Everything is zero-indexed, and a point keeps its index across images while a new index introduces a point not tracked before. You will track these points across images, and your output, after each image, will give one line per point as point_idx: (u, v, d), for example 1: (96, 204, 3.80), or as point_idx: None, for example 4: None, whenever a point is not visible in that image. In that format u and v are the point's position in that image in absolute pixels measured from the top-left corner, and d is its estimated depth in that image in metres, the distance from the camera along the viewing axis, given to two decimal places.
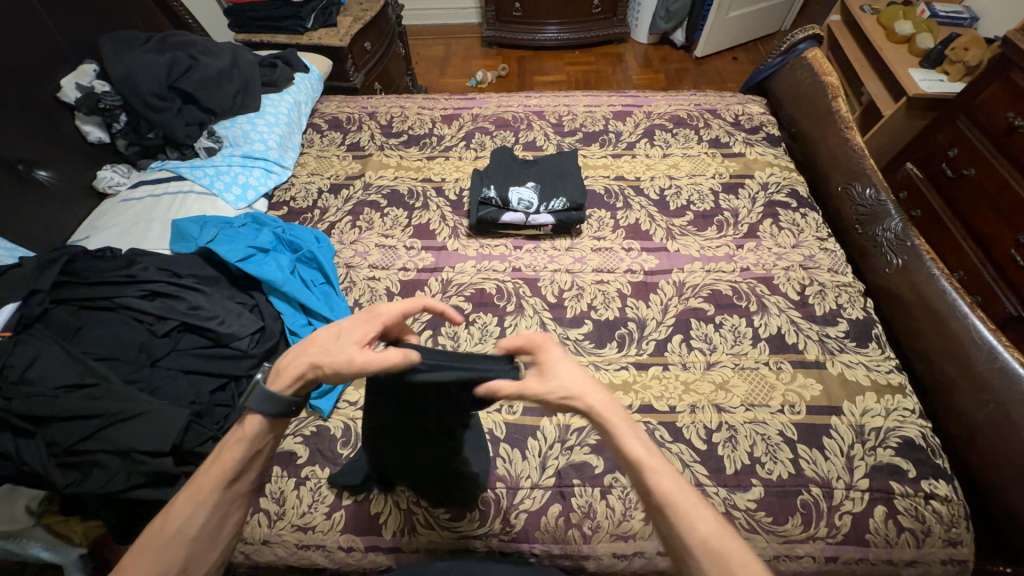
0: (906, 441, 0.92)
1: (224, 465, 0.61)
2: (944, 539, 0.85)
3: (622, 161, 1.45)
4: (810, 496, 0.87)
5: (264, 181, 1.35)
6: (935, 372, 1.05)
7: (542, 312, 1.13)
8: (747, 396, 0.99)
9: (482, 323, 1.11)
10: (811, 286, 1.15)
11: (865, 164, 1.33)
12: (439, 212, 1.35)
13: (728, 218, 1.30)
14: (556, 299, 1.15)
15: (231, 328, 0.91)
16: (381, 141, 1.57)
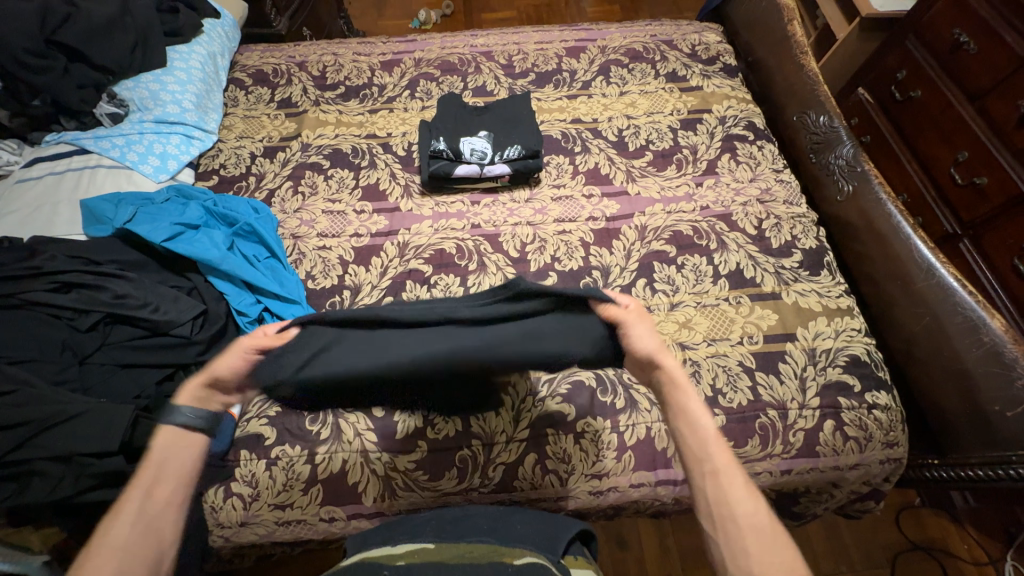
0: (853, 358, 0.98)
1: (150, 472, 0.57)
2: (884, 442, 0.93)
3: (578, 102, 1.38)
4: (768, 418, 0.93)
5: (185, 148, 1.21)
6: (880, 292, 1.11)
7: (505, 267, 1.10)
8: (708, 332, 1.01)
9: (444, 285, 1.07)
10: (768, 219, 1.16)
11: (818, 90, 1.31)
12: (388, 169, 1.26)
13: (687, 156, 1.27)
14: (519, 253, 1.12)
15: (168, 315, 0.83)
16: (315, 95, 1.42)
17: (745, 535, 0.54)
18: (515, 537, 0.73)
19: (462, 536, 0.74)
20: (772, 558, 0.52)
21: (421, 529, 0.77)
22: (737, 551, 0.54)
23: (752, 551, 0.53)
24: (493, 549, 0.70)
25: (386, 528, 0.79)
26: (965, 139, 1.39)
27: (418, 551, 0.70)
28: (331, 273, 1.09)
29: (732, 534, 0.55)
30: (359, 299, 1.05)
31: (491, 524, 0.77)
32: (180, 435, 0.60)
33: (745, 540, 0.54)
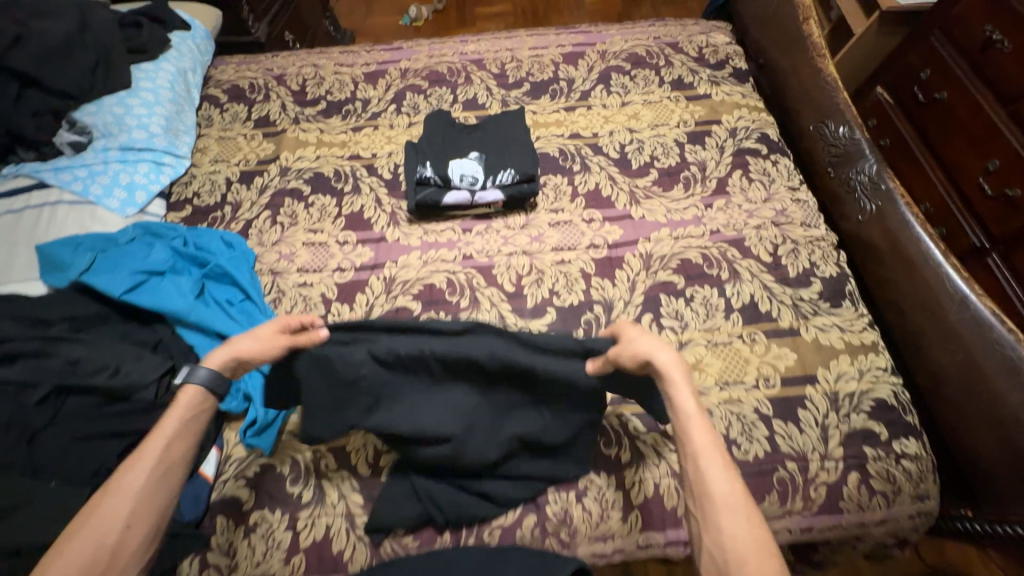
0: (879, 402, 0.90)
1: (164, 430, 0.66)
2: (914, 495, 0.85)
3: (576, 114, 1.28)
4: (787, 471, 0.85)
5: (155, 177, 1.13)
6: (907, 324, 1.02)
7: (500, 304, 1.01)
8: (721, 375, 0.93)
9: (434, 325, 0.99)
10: (783, 244, 1.07)
11: (837, 97, 1.21)
12: (373, 195, 1.18)
13: (695, 173, 1.18)
14: (514, 287, 1.04)
15: (128, 379, 0.76)
16: (294, 113, 1.32)
17: (720, 512, 0.60)
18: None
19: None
20: (742, 527, 0.59)
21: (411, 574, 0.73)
22: (711, 526, 0.60)
23: (731, 525, 0.59)
24: None
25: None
26: (995, 146, 1.29)
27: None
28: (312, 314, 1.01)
29: (708, 505, 0.61)
30: None
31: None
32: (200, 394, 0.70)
33: (720, 513, 0.60)
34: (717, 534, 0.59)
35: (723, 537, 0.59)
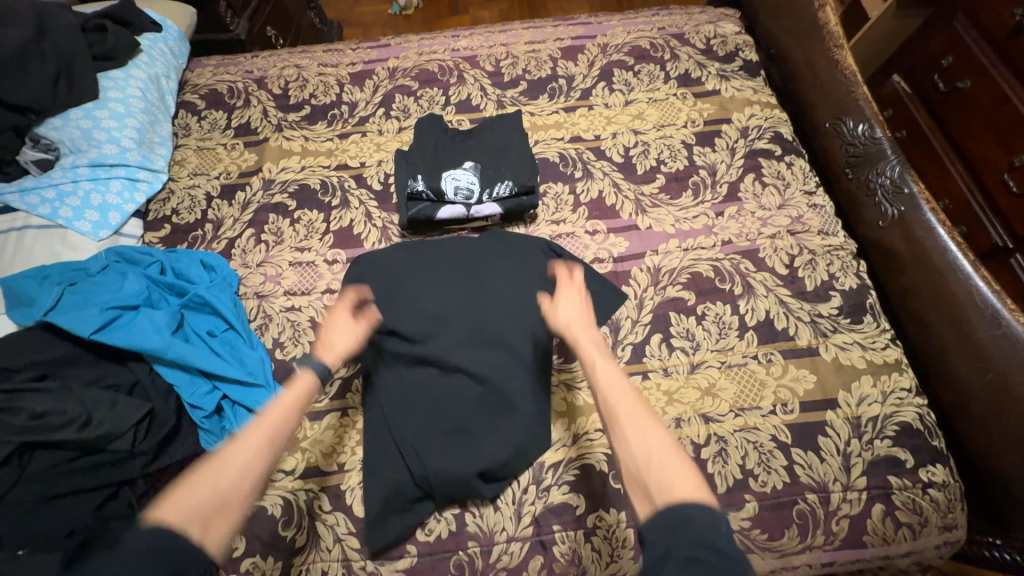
0: (904, 427, 0.85)
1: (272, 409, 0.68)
2: (940, 525, 0.81)
3: (577, 115, 1.20)
4: (807, 504, 0.81)
5: (129, 196, 1.06)
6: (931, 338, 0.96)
7: None
8: (736, 400, 0.88)
9: None
10: (800, 255, 1.01)
11: (856, 92, 1.13)
12: (363, 208, 1.11)
13: (705, 178, 1.11)
14: None
15: (101, 430, 0.71)
16: (277, 119, 1.24)
17: (626, 427, 0.61)
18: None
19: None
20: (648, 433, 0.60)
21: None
22: (621, 441, 0.60)
23: (638, 436, 0.59)
24: None
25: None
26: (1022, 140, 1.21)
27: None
28: (302, 341, 0.95)
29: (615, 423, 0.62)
30: (335, 373, 0.93)
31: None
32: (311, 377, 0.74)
33: (625, 430, 0.60)
34: (628, 448, 0.59)
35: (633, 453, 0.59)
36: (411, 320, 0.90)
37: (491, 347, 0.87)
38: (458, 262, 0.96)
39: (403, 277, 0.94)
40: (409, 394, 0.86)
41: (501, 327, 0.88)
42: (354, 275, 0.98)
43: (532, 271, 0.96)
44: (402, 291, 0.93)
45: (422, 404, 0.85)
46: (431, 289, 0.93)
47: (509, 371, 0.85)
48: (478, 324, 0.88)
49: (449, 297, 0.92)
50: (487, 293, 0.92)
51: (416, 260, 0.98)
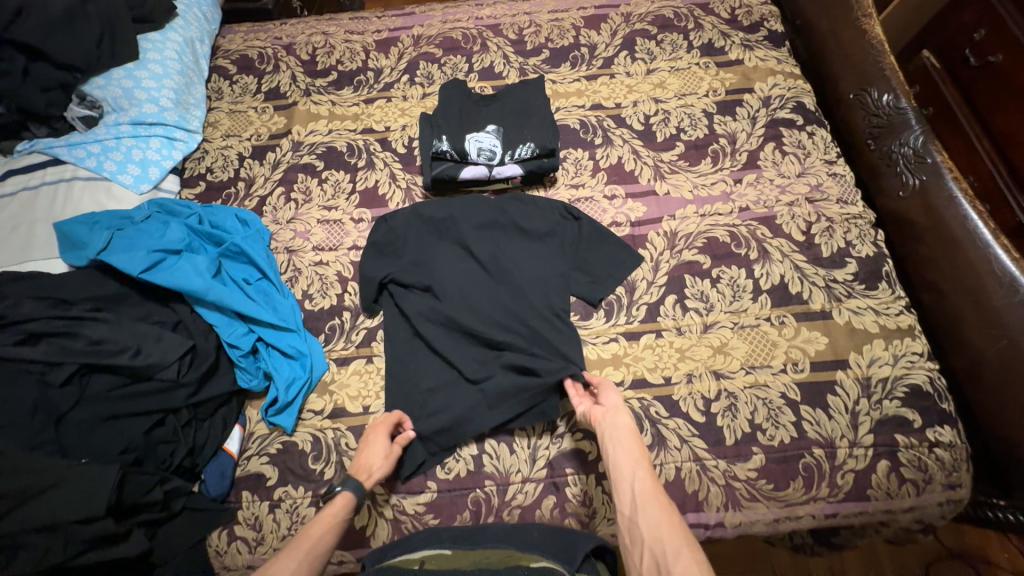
0: (913, 389, 0.87)
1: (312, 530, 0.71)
2: (945, 483, 0.83)
3: (598, 84, 1.21)
4: (813, 458, 0.83)
5: (167, 152, 1.11)
6: (945, 306, 0.97)
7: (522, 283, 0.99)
8: (747, 358, 0.90)
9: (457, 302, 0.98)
10: (818, 223, 1.02)
11: (882, 62, 1.14)
12: (387, 170, 1.14)
13: (725, 146, 1.11)
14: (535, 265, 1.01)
15: (151, 359, 0.77)
16: (305, 84, 1.28)
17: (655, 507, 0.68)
18: (529, 542, 0.76)
19: (478, 541, 0.77)
20: (672, 523, 0.66)
21: (438, 537, 0.79)
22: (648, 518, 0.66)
23: (660, 523, 0.66)
24: (510, 555, 0.73)
25: (400, 543, 0.79)
26: None
27: (434, 559, 0.73)
28: (329, 293, 1.00)
29: (643, 507, 0.68)
30: (361, 323, 0.97)
31: (508, 531, 0.80)
32: (348, 504, 0.75)
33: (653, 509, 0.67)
34: (652, 532, 0.65)
35: (652, 540, 0.65)
36: (442, 280, 0.98)
37: (517, 306, 0.95)
38: (484, 225, 1.03)
39: (433, 241, 1.03)
40: (438, 344, 0.93)
41: (525, 288, 0.96)
42: (382, 228, 1.03)
43: (553, 236, 1.03)
44: (433, 254, 1.01)
45: (451, 354, 0.91)
46: (460, 252, 1.01)
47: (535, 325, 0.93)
48: (504, 286, 0.97)
49: (477, 261, 1.00)
50: (511, 256, 1.00)
51: (444, 218, 1.03)
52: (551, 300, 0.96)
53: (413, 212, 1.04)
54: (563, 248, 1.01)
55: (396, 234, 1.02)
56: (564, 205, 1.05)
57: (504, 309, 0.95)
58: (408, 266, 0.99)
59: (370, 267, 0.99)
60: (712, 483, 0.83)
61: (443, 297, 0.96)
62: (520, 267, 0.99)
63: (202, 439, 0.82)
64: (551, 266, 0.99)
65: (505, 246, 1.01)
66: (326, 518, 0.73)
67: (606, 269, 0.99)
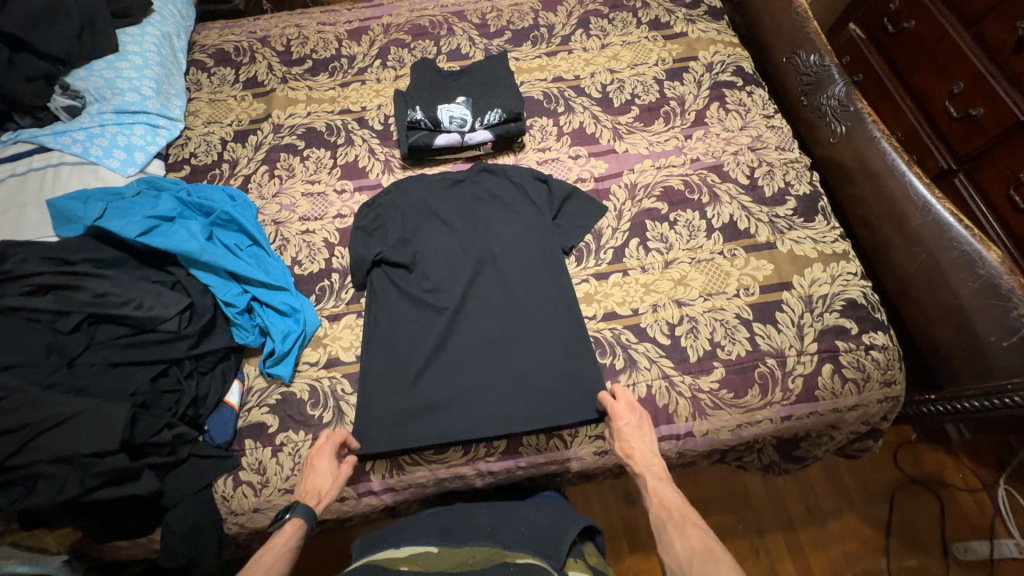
0: (849, 302, 0.98)
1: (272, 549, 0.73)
2: (881, 381, 0.94)
3: (558, 59, 1.31)
4: (767, 367, 0.93)
5: (151, 139, 1.16)
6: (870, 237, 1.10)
7: (505, 244, 1.04)
8: (704, 287, 1.00)
9: (450, 272, 1.03)
10: (760, 167, 1.13)
11: (808, 27, 1.27)
12: (365, 145, 1.21)
13: (675, 108, 1.23)
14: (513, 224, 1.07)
15: (153, 311, 0.83)
16: (281, 73, 1.34)
17: (673, 534, 0.71)
18: (517, 539, 0.80)
19: (463, 540, 0.80)
20: (694, 545, 0.69)
21: (427, 530, 0.84)
22: (666, 545, 0.71)
23: (675, 549, 0.70)
24: (495, 551, 0.76)
25: (390, 534, 0.85)
26: (960, 69, 1.33)
27: (420, 557, 0.75)
28: (317, 258, 1.07)
29: (665, 536, 0.72)
30: (348, 282, 1.04)
31: (493, 528, 0.83)
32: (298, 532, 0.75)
33: (671, 535, 0.71)
34: (671, 556, 0.70)
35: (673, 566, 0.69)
36: (424, 261, 1.04)
37: (500, 291, 1.01)
38: (464, 210, 1.09)
39: (416, 220, 1.08)
40: (432, 319, 0.98)
41: (512, 257, 1.03)
42: (367, 213, 1.08)
43: (533, 210, 1.08)
44: (415, 235, 1.06)
45: (451, 327, 0.98)
46: (445, 230, 1.07)
47: (530, 301, 0.99)
48: (485, 268, 1.03)
49: (458, 244, 1.05)
50: (494, 228, 1.06)
51: (424, 200, 1.09)
52: (537, 262, 1.03)
53: (401, 196, 1.10)
54: (547, 220, 1.07)
55: (379, 218, 1.07)
56: (533, 174, 1.11)
57: (498, 281, 1.01)
58: (396, 245, 1.04)
59: (358, 246, 1.03)
60: (680, 397, 0.92)
61: (430, 274, 1.02)
62: (503, 238, 1.05)
63: (205, 390, 0.87)
64: (536, 245, 1.04)
65: (485, 229, 1.06)
66: (275, 551, 0.73)
67: (578, 223, 1.07)
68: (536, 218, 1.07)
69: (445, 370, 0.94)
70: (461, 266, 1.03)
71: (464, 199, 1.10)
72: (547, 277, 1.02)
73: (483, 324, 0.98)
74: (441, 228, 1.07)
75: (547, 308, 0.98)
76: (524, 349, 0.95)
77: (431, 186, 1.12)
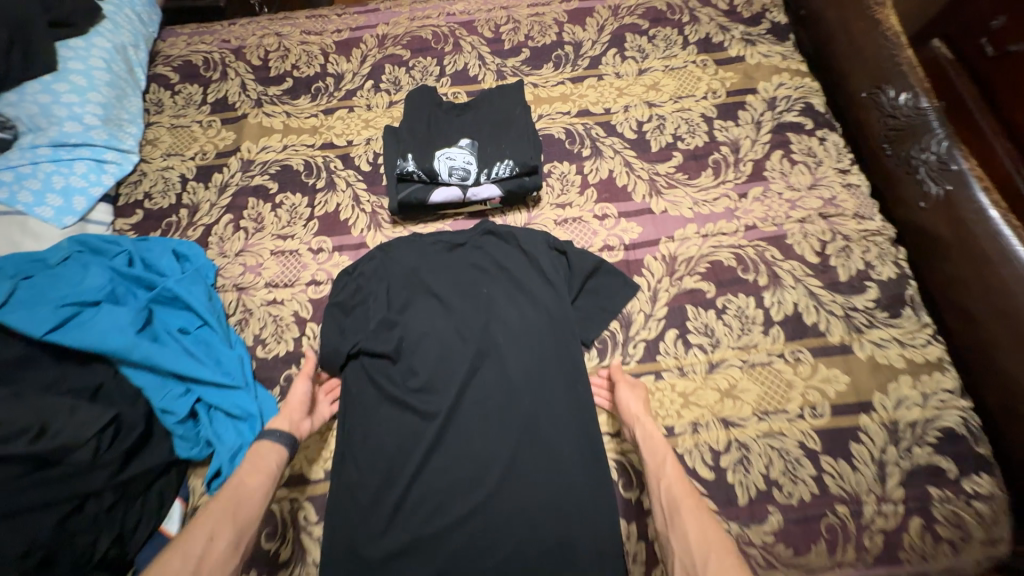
0: (946, 433, 0.77)
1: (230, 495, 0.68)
2: (986, 542, 0.73)
3: (585, 87, 1.09)
4: (837, 517, 0.73)
5: (96, 178, 0.98)
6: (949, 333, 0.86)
7: (510, 333, 0.84)
8: (759, 402, 0.80)
9: (442, 364, 0.83)
10: (832, 241, 0.91)
11: (899, 55, 1.00)
12: (350, 191, 1.01)
13: (726, 156, 1.00)
14: (521, 306, 0.86)
15: (64, 437, 0.65)
16: (256, 93, 1.14)
17: (686, 519, 0.66)
18: None
19: None
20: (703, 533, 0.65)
21: None
22: (676, 531, 0.66)
23: (691, 535, 0.65)
24: None
25: None
26: None
27: None
28: (284, 337, 0.88)
29: (676, 518, 0.67)
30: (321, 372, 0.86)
31: None
32: (265, 456, 0.71)
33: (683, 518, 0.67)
34: (684, 543, 0.65)
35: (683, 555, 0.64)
36: (411, 350, 0.84)
37: (501, 394, 0.81)
38: (464, 281, 0.88)
39: (403, 295, 0.88)
40: (417, 428, 0.79)
41: (517, 349, 0.83)
42: (345, 285, 0.89)
43: (546, 289, 0.87)
44: (403, 315, 0.86)
45: (440, 438, 0.79)
46: (438, 308, 0.87)
47: (537, 407, 0.80)
48: (486, 361, 0.83)
49: (454, 329, 0.85)
50: (497, 309, 0.86)
51: (413, 269, 0.89)
52: (547, 356, 0.82)
53: (390, 261, 0.90)
54: (564, 304, 0.86)
55: (359, 293, 0.88)
56: (548, 241, 0.90)
57: (499, 379, 0.82)
58: (377, 330, 0.85)
59: (332, 333, 0.84)
60: None
61: (417, 368, 0.83)
62: (507, 323, 0.84)
63: (133, 521, 0.70)
64: (549, 337, 0.84)
65: (488, 310, 0.86)
66: (234, 491, 0.68)
67: (601, 309, 0.87)
68: (548, 300, 0.85)
69: (431, 500, 0.75)
70: (456, 357, 0.83)
71: (463, 268, 0.90)
72: (561, 378, 0.81)
73: (479, 440, 0.78)
74: (433, 306, 0.87)
75: (559, 423, 0.79)
76: (529, 473, 0.76)
77: (422, 252, 0.91)
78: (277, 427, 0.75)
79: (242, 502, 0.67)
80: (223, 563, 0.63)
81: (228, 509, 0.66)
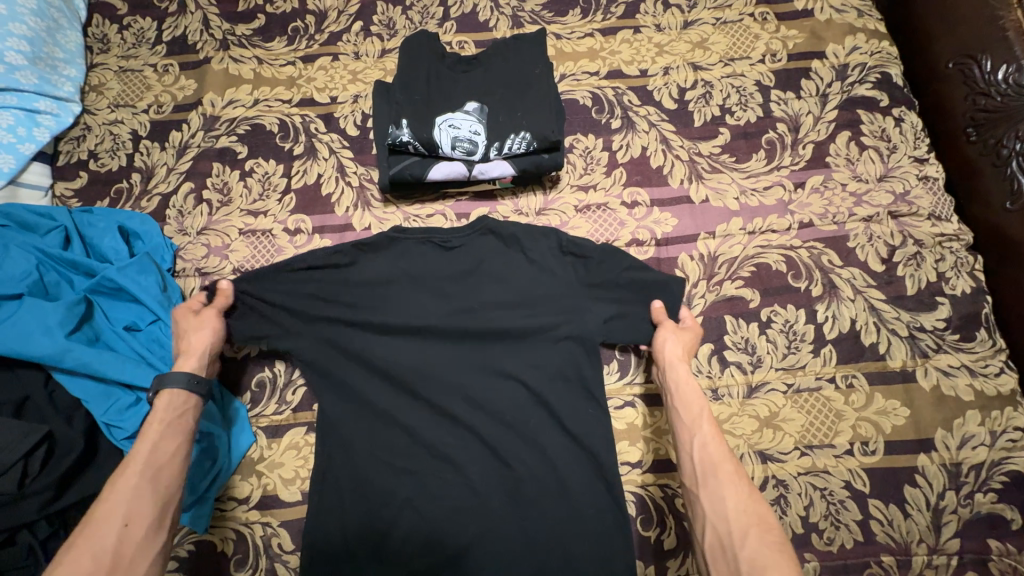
0: (1014, 479, 0.67)
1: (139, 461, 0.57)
2: None
3: (618, 41, 0.90)
4: (882, 569, 0.65)
5: (25, 133, 0.81)
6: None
7: (517, 346, 0.70)
8: (803, 434, 0.70)
9: (435, 378, 0.70)
10: (902, 247, 0.77)
11: (1004, 17, 0.75)
12: (333, 160, 0.85)
13: (783, 136, 0.84)
14: (534, 316, 0.70)
15: None
16: (220, 32, 0.94)
17: (722, 481, 0.56)
18: None
19: None
20: (740, 497, 0.55)
21: None
22: (712, 492, 0.56)
23: (727, 502, 0.55)
24: None
25: None
26: None
27: None
28: None
29: (709, 479, 0.57)
30: (297, 377, 0.75)
31: None
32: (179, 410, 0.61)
33: (717, 480, 0.57)
34: (719, 510, 0.55)
35: (716, 518, 0.55)
36: (397, 361, 0.70)
37: (505, 414, 0.69)
38: (463, 277, 0.72)
39: (388, 293, 0.71)
40: (405, 451, 0.68)
41: (524, 362, 0.69)
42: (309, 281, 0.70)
43: (561, 293, 0.71)
44: (388, 318, 0.70)
45: (432, 462, 0.68)
46: (431, 309, 0.71)
47: (544, 432, 0.68)
48: (487, 375, 0.70)
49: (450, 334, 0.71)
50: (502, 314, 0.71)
51: (401, 263, 0.72)
52: (559, 373, 0.69)
53: (371, 251, 0.72)
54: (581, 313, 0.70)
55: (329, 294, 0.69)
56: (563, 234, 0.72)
57: (501, 397, 0.69)
58: (355, 337, 0.70)
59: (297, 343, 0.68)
60: None
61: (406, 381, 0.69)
62: (513, 332, 0.70)
63: None
64: (561, 350, 0.70)
65: (490, 314, 0.71)
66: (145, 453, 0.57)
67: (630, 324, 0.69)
68: (564, 307, 0.70)
69: (423, 534, 0.65)
70: (452, 371, 0.70)
71: (460, 264, 0.72)
72: (573, 399, 0.69)
73: (478, 467, 0.67)
74: (425, 307, 0.71)
75: (569, 450, 0.68)
76: (532, 507, 0.66)
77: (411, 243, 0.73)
78: (179, 371, 0.63)
79: (159, 465, 0.57)
80: (151, 539, 0.54)
81: (144, 474, 0.56)
